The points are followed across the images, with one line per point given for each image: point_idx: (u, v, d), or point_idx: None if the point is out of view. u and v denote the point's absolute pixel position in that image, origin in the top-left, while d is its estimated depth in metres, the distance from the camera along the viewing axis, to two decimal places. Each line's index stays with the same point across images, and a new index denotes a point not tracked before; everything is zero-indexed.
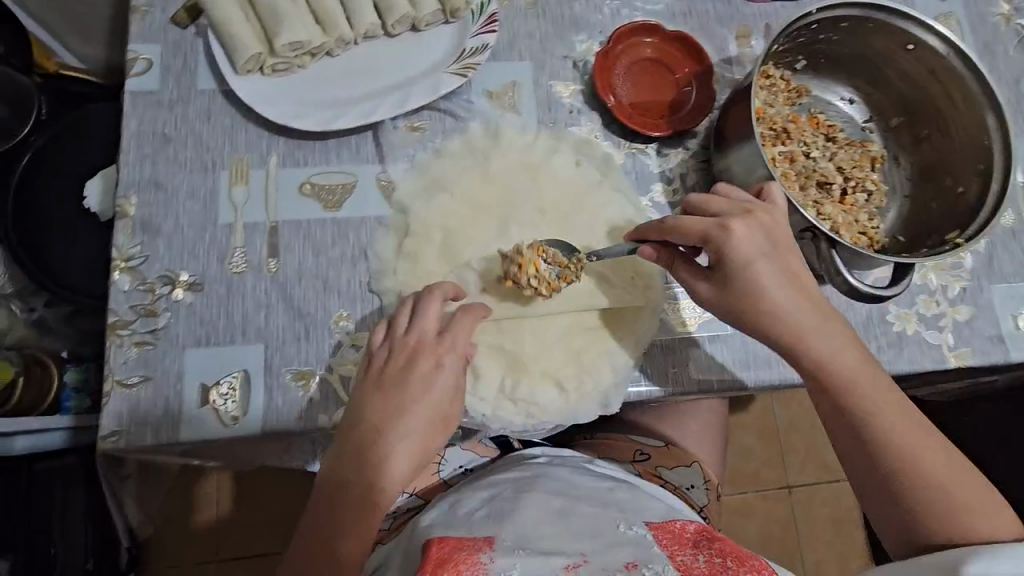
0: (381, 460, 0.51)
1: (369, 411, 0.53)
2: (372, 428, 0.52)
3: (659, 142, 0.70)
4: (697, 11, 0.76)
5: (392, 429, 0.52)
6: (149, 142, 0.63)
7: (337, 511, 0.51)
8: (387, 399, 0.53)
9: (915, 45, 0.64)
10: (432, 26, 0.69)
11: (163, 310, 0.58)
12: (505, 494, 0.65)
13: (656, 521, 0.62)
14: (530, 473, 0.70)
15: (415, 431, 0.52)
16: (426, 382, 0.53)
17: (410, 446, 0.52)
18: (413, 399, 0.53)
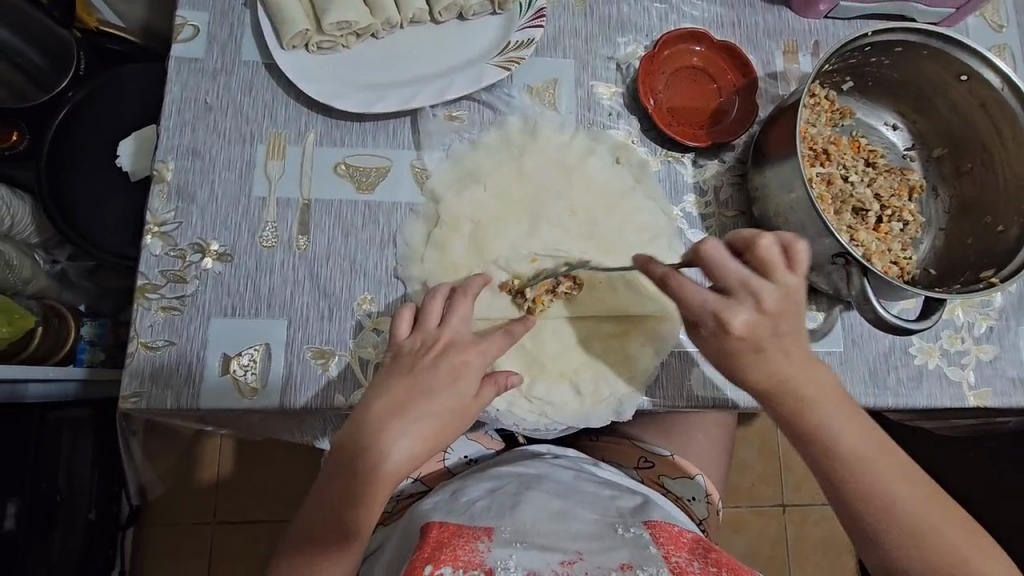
0: (399, 436, 0.50)
1: (392, 389, 0.52)
2: (394, 403, 0.51)
3: (696, 152, 0.69)
4: (746, 22, 0.75)
5: (414, 409, 0.51)
6: (190, 109, 0.64)
7: (348, 481, 0.50)
8: (413, 381, 0.52)
9: (969, 77, 0.63)
10: (478, 16, 0.68)
11: (192, 277, 0.59)
12: (509, 488, 0.66)
13: (655, 520, 0.62)
14: (535, 472, 0.70)
15: (434, 416, 0.51)
16: (451, 374, 0.52)
17: (429, 426, 0.51)
18: (435, 387, 0.52)
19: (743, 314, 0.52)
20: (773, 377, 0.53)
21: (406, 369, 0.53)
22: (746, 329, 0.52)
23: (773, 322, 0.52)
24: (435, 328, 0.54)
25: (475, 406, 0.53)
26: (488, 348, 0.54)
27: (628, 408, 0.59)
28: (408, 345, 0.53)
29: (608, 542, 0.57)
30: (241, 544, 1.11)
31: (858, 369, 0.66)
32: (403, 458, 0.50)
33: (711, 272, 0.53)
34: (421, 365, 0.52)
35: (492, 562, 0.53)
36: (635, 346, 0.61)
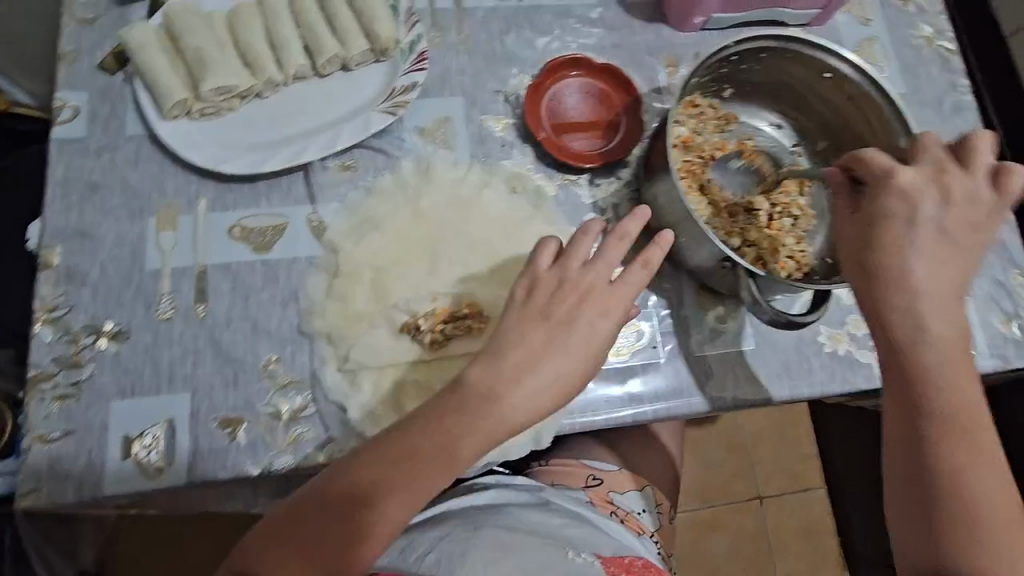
0: (441, 438, 0.50)
1: (528, 344, 0.52)
2: (487, 393, 0.51)
3: (591, 173, 0.71)
4: (627, 43, 0.77)
5: (539, 373, 0.52)
6: (76, 190, 0.63)
7: (348, 515, 0.48)
8: (552, 332, 0.53)
9: (832, 74, 0.66)
10: (362, 65, 0.70)
11: (87, 361, 0.58)
12: (456, 533, 0.64)
13: (607, 555, 0.68)
14: (480, 507, 0.71)
15: (569, 372, 0.53)
16: (589, 325, 0.54)
17: (524, 408, 0.51)
18: (575, 339, 0.53)
19: (942, 192, 0.52)
20: (916, 262, 0.51)
21: (543, 317, 0.54)
22: (896, 185, 0.52)
23: (933, 197, 0.52)
24: (579, 272, 0.55)
25: (595, 358, 0.54)
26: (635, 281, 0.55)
27: (546, 435, 0.61)
28: (552, 287, 0.54)
29: None
30: None
31: (772, 365, 0.67)
32: (413, 467, 0.49)
33: (876, 179, 0.53)
34: (572, 308, 0.54)
35: None
36: None
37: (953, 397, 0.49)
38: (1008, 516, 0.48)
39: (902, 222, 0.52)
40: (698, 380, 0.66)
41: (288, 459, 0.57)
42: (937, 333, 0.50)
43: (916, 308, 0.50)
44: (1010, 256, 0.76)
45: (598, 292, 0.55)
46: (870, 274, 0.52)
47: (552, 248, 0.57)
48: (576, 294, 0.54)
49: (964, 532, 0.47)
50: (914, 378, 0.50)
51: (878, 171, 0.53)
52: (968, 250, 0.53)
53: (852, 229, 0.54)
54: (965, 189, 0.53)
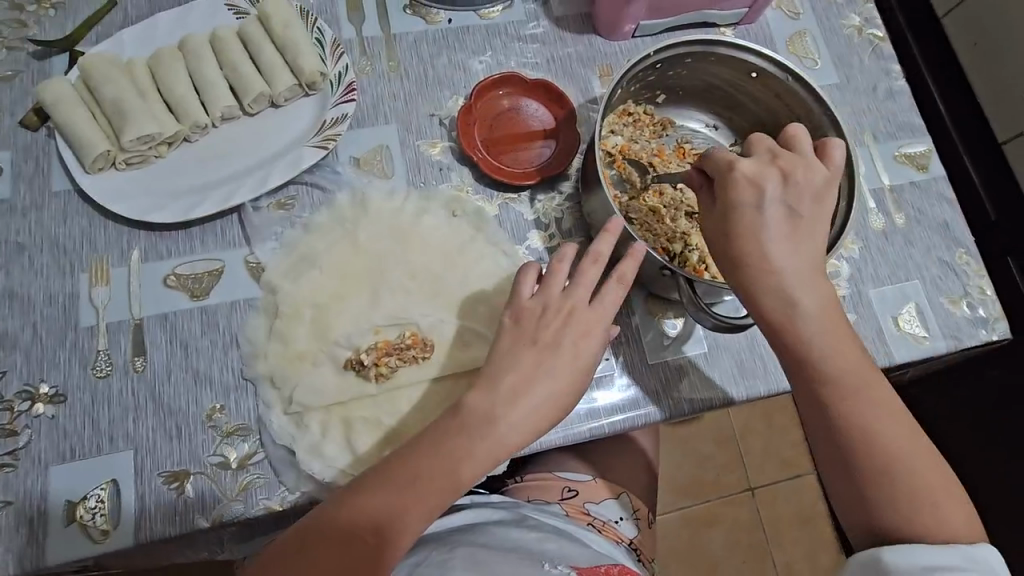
0: (445, 461, 0.50)
1: (519, 370, 0.53)
2: (483, 419, 0.51)
3: (532, 189, 0.71)
4: (559, 56, 0.78)
5: (531, 397, 0.52)
6: (3, 252, 0.62)
7: (348, 541, 0.48)
8: (541, 355, 0.53)
9: (758, 73, 0.66)
10: (291, 101, 0.69)
11: (23, 427, 0.56)
12: (430, 560, 0.62)
13: (582, 565, 0.67)
14: (458, 528, 0.71)
15: (560, 394, 0.53)
16: (575, 345, 0.54)
17: (519, 430, 0.52)
18: (564, 360, 0.53)
19: (776, 183, 0.53)
20: (773, 244, 0.53)
21: (531, 341, 0.54)
22: (739, 176, 0.53)
23: (769, 184, 0.53)
24: (562, 295, 0.55)
25: (585, 376, 0.54)
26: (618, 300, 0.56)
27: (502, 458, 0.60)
28: (537, 311, 0.55)
29: None
30: None
31: (725, 365, 0.67)
32: (420, 490, 0.49)
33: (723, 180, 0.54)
34: (552, 334, 0.54)
35: None
36: None
37: (848, 370, 0.52)
38: (920, 465, 0.52)
39: (750, 210, 0.53)
40: (658, 388, 0.66)
41: (239, 509, 0.56)
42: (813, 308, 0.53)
43: (790, 290, 0.52)
44: (954, 236, 0.77)
45: (581, 313, 0.55)
46: (735, 265, 0.53)
47: (534, 277, 0.57)
48: (562, 317, 0.55)
49: (886, 491, 0.51)
50: (812, 359, 0.52)
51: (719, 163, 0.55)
52: (817, 223, 0.54)
53: (714, 228, 0.55)
54: (801, 168, 0.54)
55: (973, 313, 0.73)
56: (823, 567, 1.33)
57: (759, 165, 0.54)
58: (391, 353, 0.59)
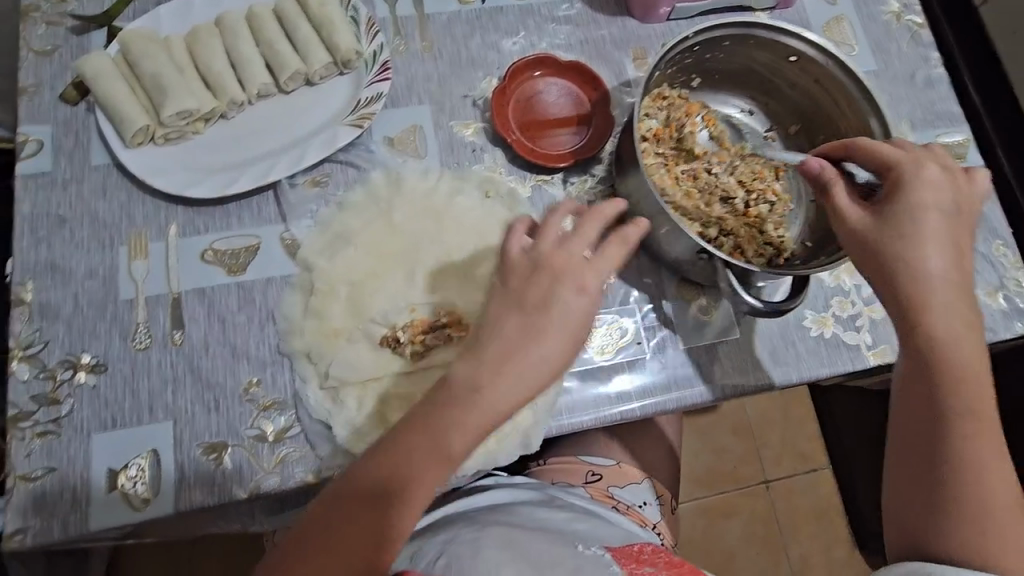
0: (434, 442, 0.47)
1: (505, 336, 0.49)
2: (467, 393, 0.48)
3: (565, 172, 0.70)
4: (593, 38, 0.77)
5: (515, 363, 0.49)
6: (44, 224, 0.62)
7: (357, 521, 0.46)
8: (528, 317, 0.50)
9: (797, 57, 0.66)
10: (326, 78, 0.69)
11: (65, 396, 0.57)
12: (461, 537, 0.64)
13: (614, 544, 0.69)
14: (492, 505, 0.73)
15: (556, 352, 0.50)
16: (564, 303, 0.50)
17: (518, 395, 0.48)
18: (554, 321, 0.50)
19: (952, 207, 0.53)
20: (926, 242, 0.52)
21: (517, 303, 0.50)
22: (925, 173, 0.53)
23: (932, 181, 0.53)
24: (547, 249, 0.52)
25: (579, 332, 0.51)
26: (606, 253, 0.52)
27: (533, 438, 0.60)
28: (519, 269, 0.52)
29: None
30: None
31: (756, 353, 0.67)
32: (431, 469, 0.47)
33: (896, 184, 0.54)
34: (533, 294, 0.50)
35: None
36: None
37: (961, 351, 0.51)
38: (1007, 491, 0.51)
39: (907, 213, 0.52)
40: (690, 371, 0.66)
41: (276, 481, 0.56)
42: (949, 298, 0.52)
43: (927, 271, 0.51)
44: (992, 227, 0.76)
45: (578, 264, 0.51)
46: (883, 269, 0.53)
47: (523, 236, 0.54)
48: (551, 273, 0.51)
49: (964, 477, 0.51)
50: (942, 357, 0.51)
51: (903, 159, 0.54)
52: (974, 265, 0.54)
53: (864, 217, 0.54)
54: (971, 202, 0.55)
55: (1010, 305, 0.72)
56: (837, 559, 1.33)
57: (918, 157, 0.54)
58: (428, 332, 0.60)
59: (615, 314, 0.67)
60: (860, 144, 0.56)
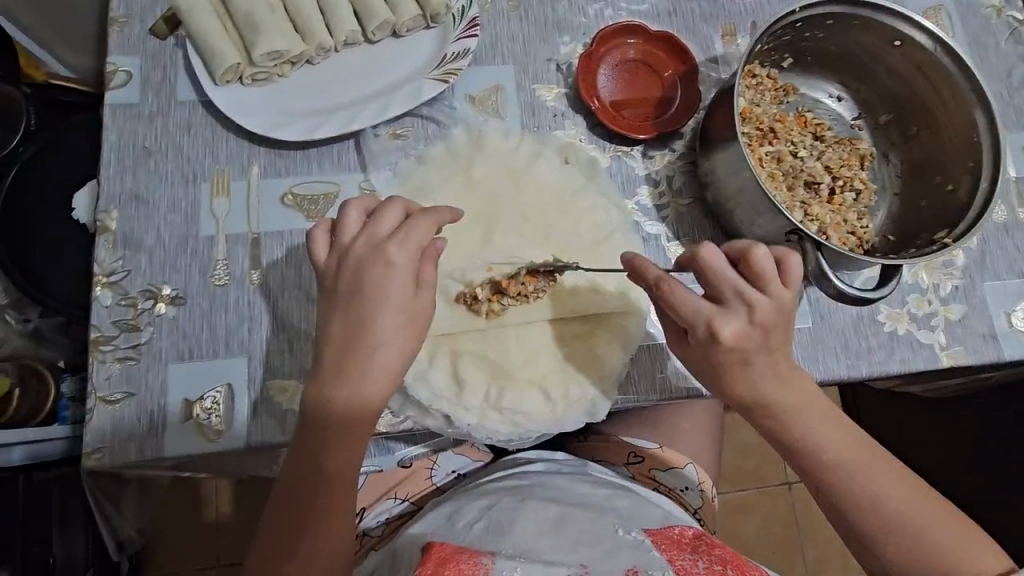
0: (311, 460, 0.51)
1: (334, 330, 0.50)
2: (320, 406, 0.50)
3: (645, 144, 0.69)
4: (682, 10, 0.74)
5: (367, 349, 0.50)
6: (129, 155, 0.63)
7: (309, 520, 0.52)
8: (348, 310, 0.51)
9: (902, 41, 0.63)
10: (413, 31, 0.68)
11: (145, 324, 0.58)
12: (503, 503, 0.64)
13: (653, 528, 0.62)
14: (528, 482, 0.69)
15: (394, 331, 0.50)
16: (377, 281, 0.50)
17: (342, 421, 0.50)
18: (375, 302, 0.50)
19: (733, 321, 0.51)
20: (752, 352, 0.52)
21: (342, 297, 0.51)
22: (721, 344, 0.51)
23: (764, 334, 0.52)
24: (353, 239, 0.52)
25: (401, 313, 0.51)
26: (407, 237, 0.51)
27: (602, 407, 0.59)
28: (333, 268, 0.52)
29: (608, 545, 0.55)
30: None
31: (829, 343, 0.66)
32: (328, 486, 0.52)
33: (708, 278, 0.52)
34: (375, 277, 0.50)
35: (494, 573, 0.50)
36: (602, 346, 0.61)
37: (787, 404, 0.54)
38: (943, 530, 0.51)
39: (738, 364, 0.53)
40: None
41: None
42: (758, 370, 0.53)
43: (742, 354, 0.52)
44: None
45: (382, 245, 0.51)
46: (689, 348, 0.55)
47: (327, 236, 0.54)
48: (375, 255, 0.51)
49: (884, 542, 0.52)
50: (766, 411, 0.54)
51: (695, 328, 0.52)
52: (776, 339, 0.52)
53: (676, 335, 0.57)
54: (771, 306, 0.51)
55: None
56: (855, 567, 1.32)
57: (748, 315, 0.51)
58: (508, 292, 0.61)
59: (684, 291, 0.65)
60: (660, 286, 0.52)
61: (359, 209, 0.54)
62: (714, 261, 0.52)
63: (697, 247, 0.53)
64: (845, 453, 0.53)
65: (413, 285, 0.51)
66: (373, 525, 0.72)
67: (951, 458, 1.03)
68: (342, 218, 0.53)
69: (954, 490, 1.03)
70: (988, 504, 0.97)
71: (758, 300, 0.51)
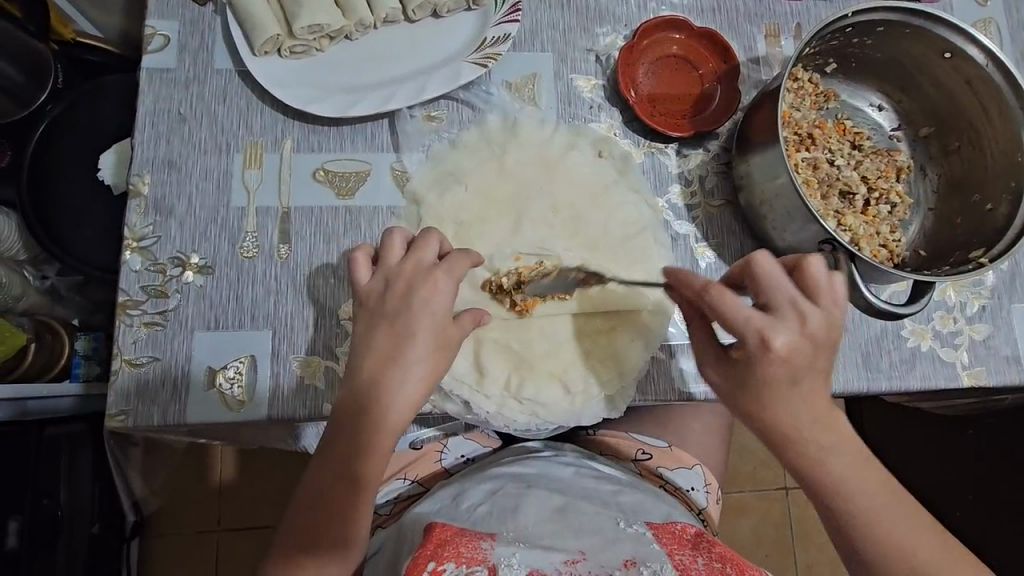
0: (339, 465, 0.51)
1: (377, 341, 0.52)
2: (354, 410, 0.51)
3: (680, 142, 0.68)
4: (726, 7, 0.73)
5: (407, 357, 0.51)
6: (164, 120, 0.63)
7: (329, 521, 0.51)
8: (394, 329, 0.52)
9: (952, 54, 0.62)
10: (453, 12, 0.67)
11: (173, 291, 0.58)
12: (508, 489, 0.64)
13: (657, 521, 0.60)
14: (534, 470, 0.69)
15: (425, 355, 0.52)
16: (423, 302, 0.52)
17: (374, 427, 0.51)
18: (418, 320, 0.52)
19: (786, 333, 0.50)
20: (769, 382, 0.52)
21: (385, 316, 0.52)
22: (771, 356, 0.50)
23: (813, 348, 0.50)
24: (400, 264, 0.53)
25: (439, 332, 0.52)
26: (451, 268, 0.54)
27: (620, 404, 0.59)
28: (378, 290, 0.53)
29: (610, 536, 0.56)
30: (246, 552, 1.11)
31: (851, 355, 0.65)
32: (353, 493, 0.52)
33: (760, 285, 0.52)
34: (419, 295, 0.52)
35: (494, 559, 0.51)
36: (624, 342, 0.61)
37: (814, 428, 0.52)
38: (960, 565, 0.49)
39: (787, 382, 0.51)
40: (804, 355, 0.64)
41: None
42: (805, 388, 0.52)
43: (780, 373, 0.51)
44: None
45: (430, 270, 0.53)
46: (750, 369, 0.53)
47: (367, 261, 0.55)
48: (423, 278, 0.53)
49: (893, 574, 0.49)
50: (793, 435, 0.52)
51: (744, 337, 0.51)
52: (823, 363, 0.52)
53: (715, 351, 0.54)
54: (822, 322, 0.51)
55: None
56: None
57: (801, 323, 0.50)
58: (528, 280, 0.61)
59: None
60: (708, 291, 0.52)
61: (403, 238, 0.55)
62: (770, 271, 0.51)
63: (750, 256, 0.53)
64: (873, 503, 0.51)
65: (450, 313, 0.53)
66: (382, 503, 0.72)
67: (955, 477, 1.03)
68: (386, 244, 0.54)
69: (956, 508, 1.03)
70: (988, 524, 0.98)
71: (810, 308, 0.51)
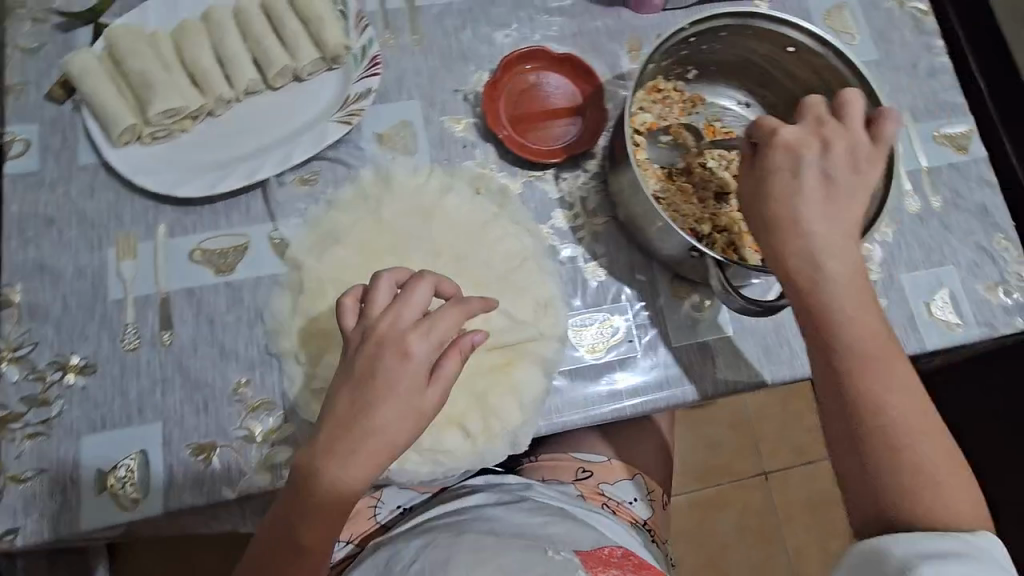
0: (287, 534, 0.48)
1: (339, 409, 0.47)
2: (302, 489, 0.48)
3: (556, 167, 0.69)
4: (586, 30, 0.75)
5: (360, 432, 0.46)
6: (32, 224, 0.62)
7: None
8: (359, 395, 0.47)
9: (795, 48, 0.64)
10: (315, 74, 0.68)
11: (55, 397, 0.57)
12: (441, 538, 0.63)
13: (586, 548, 0.62)
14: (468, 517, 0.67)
15: (393, 424, 0.46)
16: (391, 370, 0.47)
17: (329, 501, 0.47)
18: (385, 391, 0.46)
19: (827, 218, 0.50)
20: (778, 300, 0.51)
21: (358, 377, 0.47)
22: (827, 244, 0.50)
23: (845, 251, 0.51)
24: (379, 315, 0.48)
25: (416, 400, 0.47)
26: (435, 325, 0.48)
27: (523, 436, 0.60)
28: (356, 341, 0.48)
29: None
30: None
31: (750, 351, 0.66)
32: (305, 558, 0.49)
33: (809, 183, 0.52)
34: (388, 361, 0.46)
35: None
36: (521, 375, 0.61)
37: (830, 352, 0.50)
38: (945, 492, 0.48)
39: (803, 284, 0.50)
40: (723, 363, 0.65)
41: (263, 482, 0.57)
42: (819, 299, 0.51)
43: (795, 227, 0.51)
44: (992, 219, 0.74)
45: (405, 332, 0.47)
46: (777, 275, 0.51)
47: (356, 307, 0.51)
48: (394, 342, 0.47)
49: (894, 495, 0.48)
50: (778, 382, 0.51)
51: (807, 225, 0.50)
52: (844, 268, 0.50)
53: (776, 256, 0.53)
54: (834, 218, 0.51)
55: (1010, 301, 0.70)
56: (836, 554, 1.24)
57: (850, 164, 0.52)
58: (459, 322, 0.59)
59: (605, 312, 0.66)
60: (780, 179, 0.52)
61: (391, 282, 0.50)
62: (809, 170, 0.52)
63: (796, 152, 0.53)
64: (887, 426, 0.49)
65: (427, 379, 0.48)
66: None
67: None
68: (373, 290, 0.49)
69: None
70: None
71: (805, 141, 0.52)
